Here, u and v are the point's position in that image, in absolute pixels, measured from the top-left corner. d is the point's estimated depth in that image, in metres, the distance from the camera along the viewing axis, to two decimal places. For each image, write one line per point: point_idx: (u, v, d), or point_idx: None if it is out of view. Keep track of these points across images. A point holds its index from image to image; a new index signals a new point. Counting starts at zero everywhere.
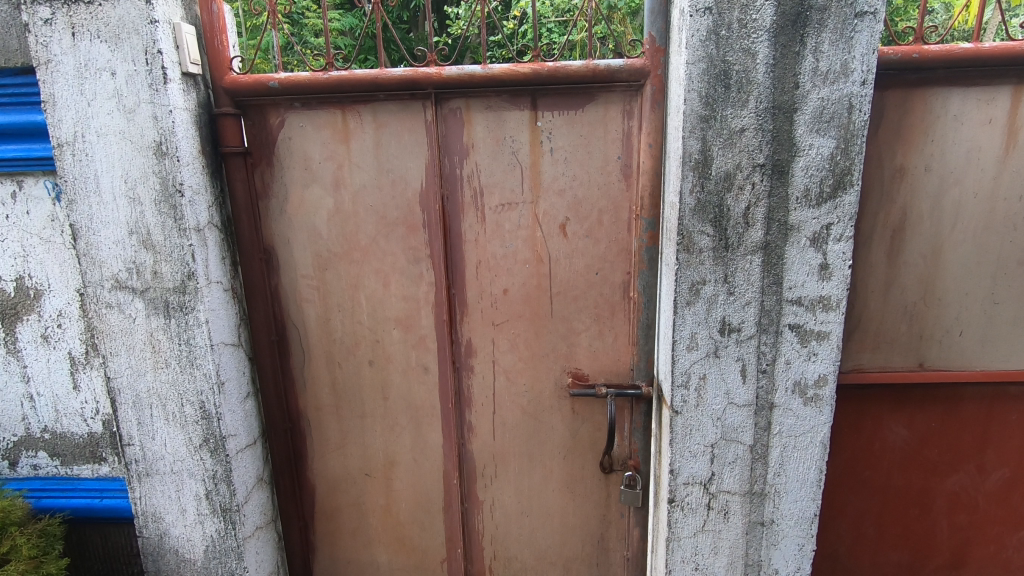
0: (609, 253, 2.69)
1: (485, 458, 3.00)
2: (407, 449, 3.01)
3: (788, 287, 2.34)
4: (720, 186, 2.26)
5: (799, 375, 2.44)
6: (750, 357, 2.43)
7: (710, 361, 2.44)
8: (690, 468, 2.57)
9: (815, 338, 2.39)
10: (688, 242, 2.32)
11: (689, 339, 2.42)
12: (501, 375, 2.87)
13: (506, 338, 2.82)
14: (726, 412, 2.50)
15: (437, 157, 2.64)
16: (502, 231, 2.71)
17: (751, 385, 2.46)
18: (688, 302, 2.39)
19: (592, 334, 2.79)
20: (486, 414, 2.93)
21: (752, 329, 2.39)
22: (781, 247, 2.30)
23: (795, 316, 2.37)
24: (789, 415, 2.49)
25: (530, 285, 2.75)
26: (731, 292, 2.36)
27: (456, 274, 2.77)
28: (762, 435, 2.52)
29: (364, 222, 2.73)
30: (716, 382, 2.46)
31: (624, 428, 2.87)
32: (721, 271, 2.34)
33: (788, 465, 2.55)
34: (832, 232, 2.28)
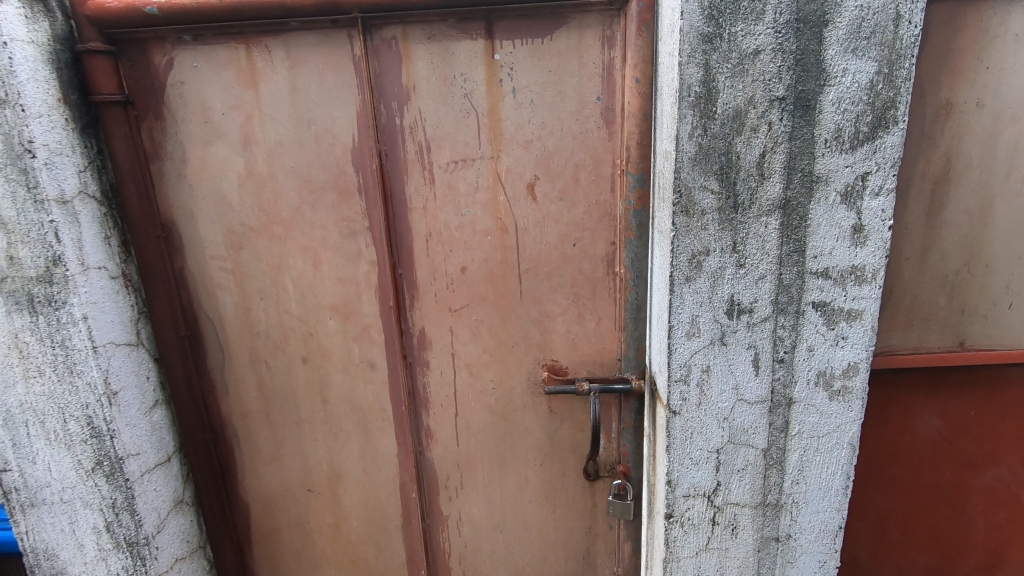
0: (588, 219, 2.18)
1: (448, 467, 2.53)
2: (356, 459, 2.54)
3: (813, 256, 1.86)
4: (727, 128, 1.76)
5: (823, 363, 1.99)
6: (764, 344, 1.97)
7: (715, 349, 1.98)
8: (691, 478, 2.13)
9: (844, 318, 1.93)
10: (687, 202, 1.83)
11: (689, 324, 1.96)
12: (462, 370, 2.39)
13: (466, 326, 2.33)
14: (734, 410, 2.05)
15: (369, 103, 2.09)
16: (456, 195, 2.19)
17: (765, 378, 2.01)
18: (687, 277, 1.91)
19: (570, 319, 2.30)
20: (446, 416, 2.46)
21: (767, 309, 1.92)
22: (804, 205, 1.81)
23: (820, 293, 1.91)
24: (810, 412, 2.05)
25: (493, 261, 2.24)
26: (741, 264, 1.88)
27: (401, 250, 2.25)
28: (778, 436, 2.08)
29: (284, 188, 2.20)
30: (723, 375, 2.01)
31: (611, 428, 2.41)
32: (729, 238, 1.86)
33: (809, 470, 2.12)
34: (869, 184, 1.79)
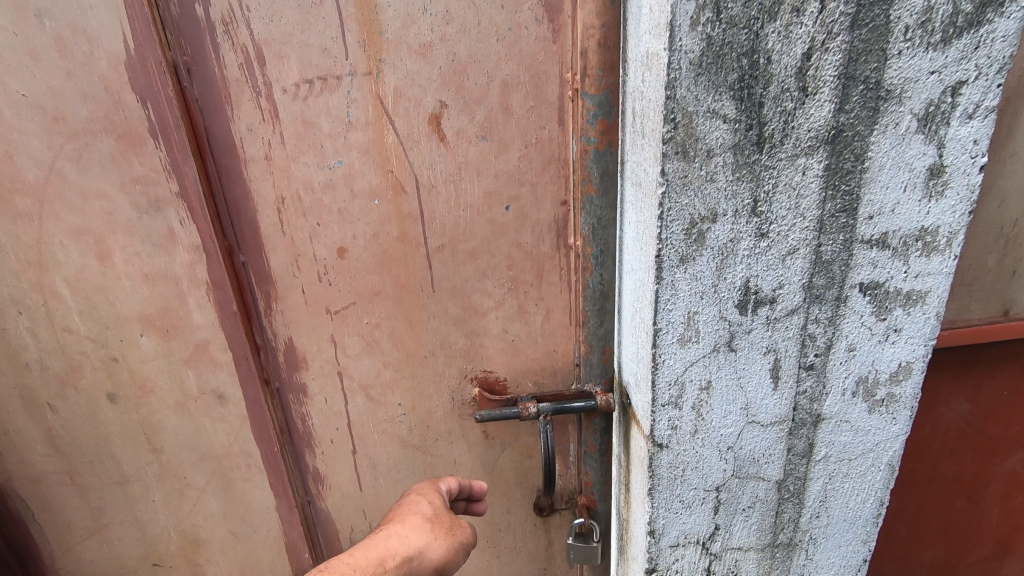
0: (526, 170, 1.44)
1: (351, 518, 1.86)
2: (218, 519, 1.82)
3: (870, 217, 1.22)
4: (750, 9, 1.05)
5: (866, 366, 1.38)
6: (788, 346, 1.35)
7: (720, 359, 1.35)
8: (682, 525, 1.56)
9: (900, 304, 1.32)
10: (684, 136, 1.13)
11: (683, 325, 1.31)
12: (357, 393, 1.66)
13: (357, 334, 1.58)
14: (742, 439, 1.46)
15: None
16: (318, 138, 1.37)
17: (785, 391, 1.40)
18: (683, 255, 1.24)
19: (507, 315, 1.60)
20: (341, 455, 1.75)
21: (795, 296, 1.30)
22: (864, 135, 1.15)
23: (872, 270, 1.28)
24: (842, 433, 1.47)
25: (388, 236, 1.47)
26: (762, 231, 1.23)
27: (242, 229, 1.44)
28: (798, 463, 1.50)
29: (22, 134, 1.32)
30: (729, 391, 1.39)
31: (569, 451, 1.79)
32: (748, 193, 1.19)
33: (834, 503, 1.57)
34: (963, 101, 1.13)
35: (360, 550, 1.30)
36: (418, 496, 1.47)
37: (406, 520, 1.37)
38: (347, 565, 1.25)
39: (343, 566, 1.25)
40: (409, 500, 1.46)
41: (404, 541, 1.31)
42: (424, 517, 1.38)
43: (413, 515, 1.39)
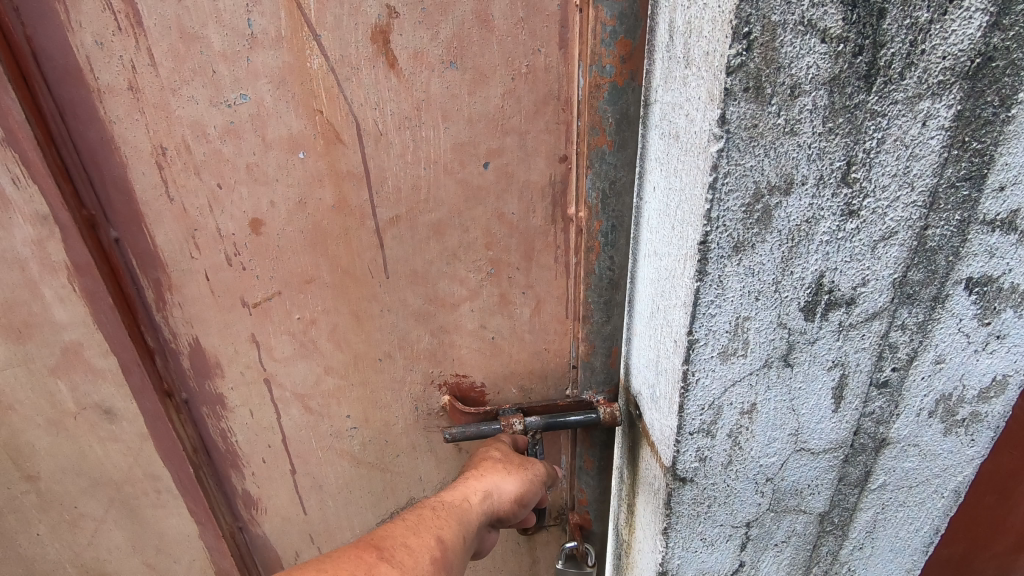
0: (512, 113, 1.03)
1: (294, 544, 1.53)
2: (127, 550, 1.47)
3: (998, 183, 0.79)
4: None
5: (950, 387, 0.98)
6: (863, 358, 0.92)
7: (770, 377, 0.92)
8: (700, 564, 1.16)
9: (1012, 304, 0.90)
10: (755, 50, 0.66)
11: (725, 336, 0.87)
12: (292, 405, 1.29)
13: (287, 333, 1.20)
14: (786, 469, 1.04)
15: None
16: (208, 59, 0.92)
17: (849, 418, 0.99)
18: (738, 241, 0.79)
19: (486, 308, 1.23)
20: (277, 477, 1.40)
21: (883, 295, 0.86)
22: (1018, 62, 0.71)
23: (986, 261, 0.86)
24: (909, 455, 1.06)
25: (323, 206, 1.07)
26: (852, 207, 0.78)
27: (107, 192, 1.01)
28: (848, 499, 1.11)
29: None
30: (776, 419, 0.97)
31: (561, 463, 1.50)
32: (841, 149, 0.74)
33: (881, 547, 1.21)
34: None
35: (444, 495, 1.17)
36: (489, 439, 1.28)
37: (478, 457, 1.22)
38: (434, 505, 1.14)
39: (432, 506, 1.14)
40: (480, 445, 1.27)
41: (481, 479, 1.16)
42: (498, 457, 1.20)
43: (488, 456, 1.21)
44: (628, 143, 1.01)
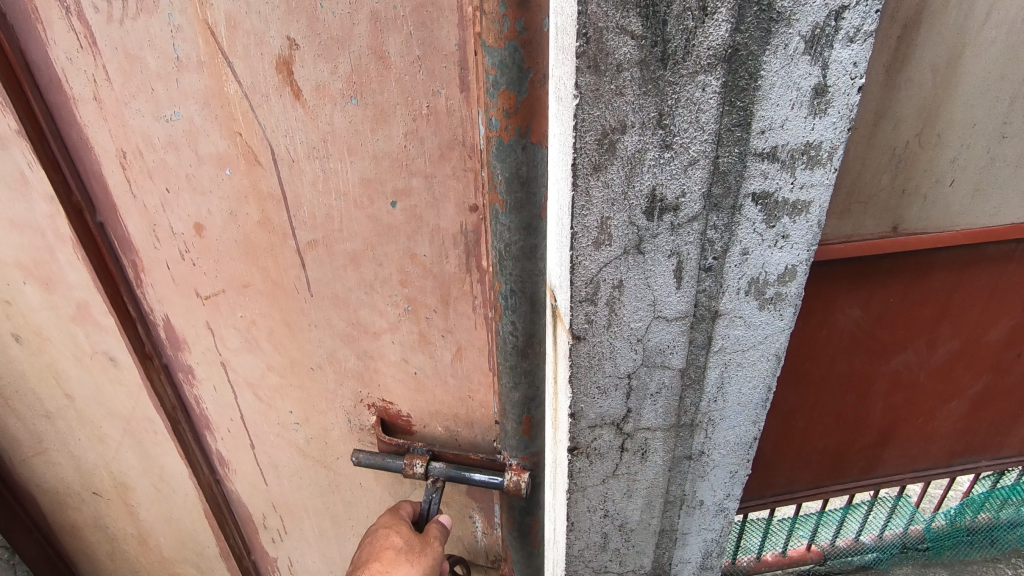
0: (416, 155, 0.96)
1: (261, 507, 1.68)
2: (141, 472, 1.74)
3: (755, 127, 0.71)
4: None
5: (759, 272, 0.83)
6: (692, 250, 0.79)
7: (626, 265, 0.79)
8: (595, 408, 0.93)
9: (787, 211, 0.78)
10: (584, 35, 0.62)
11: (581, 231, 0.76)
12: (245, 390, 1.40)
13: (234, 327, 1.29)
14: (650, 337, 0.87)
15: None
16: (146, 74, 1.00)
17: (682, 296, 0.84)
18: (591, 165, 0.71)
19: (407, 342, 1.19)
20: (242, 447, 1.54)
21: (698, 201, 0.75)
22: (752, 50, 0.65)
23: (772, 164, 0.74)
24: (733, 327, 0.88)
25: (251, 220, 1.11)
26: (668, 133, 0.70)
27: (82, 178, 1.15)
28: (694, 356, 0.91)
29: None
30: (635, 294, 0.82)
31: (496, 511, 1.42)
32: (654, 104, 0.68)
33: (727, 415, 0.99)
34: (847, 18, 0.64)
35: None
36: (384, 528, 1.21)
37: (375, 555, 1.13)
38: None
39: None
40: (376, 533, 1.21)
41: None
42: (397, 552, 1.14)
43: (385, 551, 1.14)
44: (520, 203, 0.88)
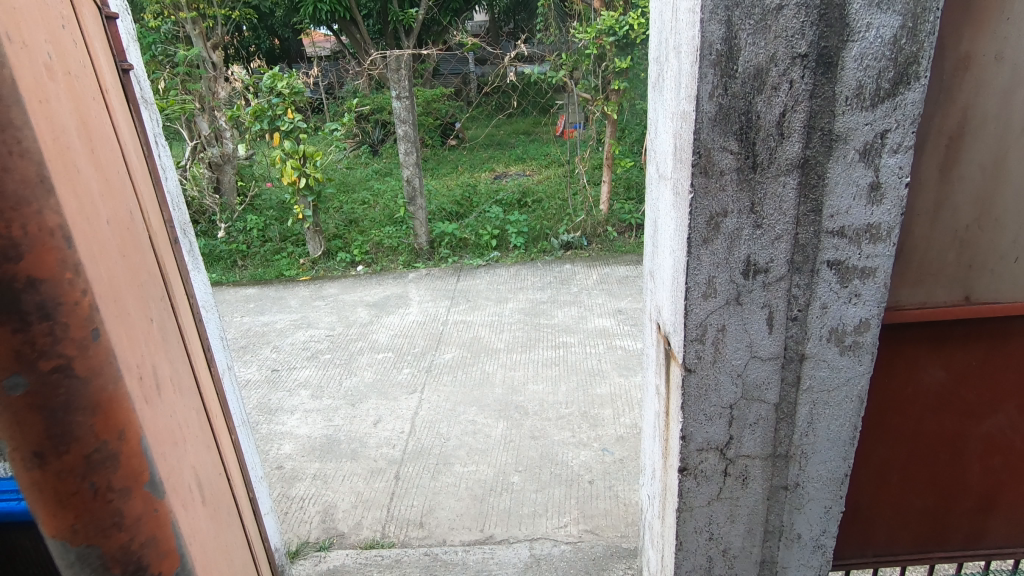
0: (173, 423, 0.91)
1: None
2: None
3: (826, 213, 1.02)
4: (760, 41, 0.92)
5: (838, 323, 1.09)
6: (780, 303, 1.08)
7: (731, 314, 1.09)
8: (704, 434, 1.18)
9: (857, 276, 1.06)
10: (698, 153, 0.98)
11: (697, 287, 1.07)
12: None
13: None
14: (749, 373, 1.13)
15: (113, 17, 1.11)
16: (113, 191, 0.87)
17: (777, 341, 1.10)
18: (700, 241, 1.04)
19: None
20: None
21: (785, 268, 1.05)
22: (820, 159, 0.98)
23: (839, 246, 1.04)
24: (819, 369, 1.13)
25: (173, 386, 0.94)
26: (759, 220, 1.02)
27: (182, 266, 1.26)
28: (789, 394, 1.15)
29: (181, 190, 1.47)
30: (738, 339, 1.10)
31: None
32: (747, 193, 1.00)
33: (819, 449, 1.20)
34: (890, 138, 0.97)
35: None
36: None
37: None
38: None
39: None
40: None
41: None
42: None
43: None
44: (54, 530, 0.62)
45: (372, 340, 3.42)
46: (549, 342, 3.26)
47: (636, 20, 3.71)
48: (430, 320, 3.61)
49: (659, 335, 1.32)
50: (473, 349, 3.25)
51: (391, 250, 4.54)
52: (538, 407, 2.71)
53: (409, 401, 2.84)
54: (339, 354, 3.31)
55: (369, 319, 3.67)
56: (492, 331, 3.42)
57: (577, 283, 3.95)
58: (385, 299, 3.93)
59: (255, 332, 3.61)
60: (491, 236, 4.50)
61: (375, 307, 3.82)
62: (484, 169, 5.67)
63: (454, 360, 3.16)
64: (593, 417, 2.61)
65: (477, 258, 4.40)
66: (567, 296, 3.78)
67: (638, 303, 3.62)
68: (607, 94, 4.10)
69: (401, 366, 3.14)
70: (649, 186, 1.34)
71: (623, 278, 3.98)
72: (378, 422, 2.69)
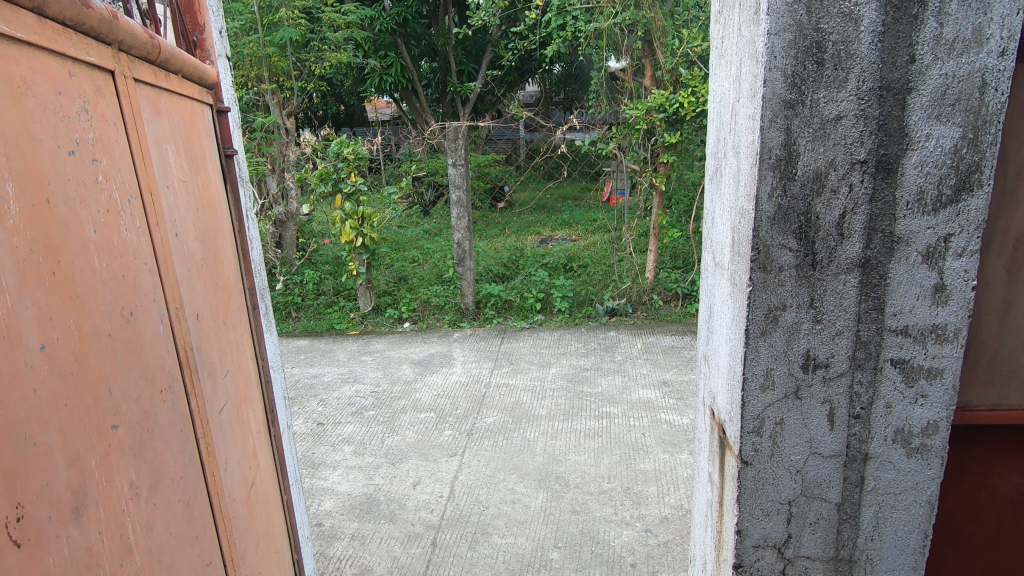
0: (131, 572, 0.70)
1: None
2: None
3: (888, 312, 1.01)
4: (819, 148, 0.96)
5: (903, 424, 1.06)
6: (842, 399, 1.06)
7: (790, 407, 1.07)
8: (761, 529, 1.14)
9: (922, 376, 1.04)
10: (757, 249, 1.01)
11: (754, 378, 1.07)
12: None
13: None
14: (809, 470, 1.10)
15: (223, 112, 1.29)
16: (104, 289, 0.70)
17: (838, 437, 1.08)
18: (759, 333, 1.04)
19: None
20: None
21: (844, 365, 1.04)
22: (882, 259, 0.99)
23: (902, 346, 1.03)
24: (884, 470, 1.09)
25: (149, 485, 0.75)
26: (819, 316, 1.03)
27: (254, 328, 1.35)
28: (852, 495, 1.11)
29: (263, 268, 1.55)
30: (798, 434, 1.08)
31: None
32: (806, 291, 1.02)
33: (886, 555, 1.14)
34: (954, 243, 0.98)
35: None
36: None
37: None
38: None
39: None
40: None
41: None
42: None
43: None
44: None
45: (416, 399, 3.46)
46: (591, 411, 3.22)
47: (686, 98, 3.83)
48: (473, 382, 3.63)
49: (713, 422, 1.31)
50: (515, 414, 3.23)
51: (438, 308, 4.64)
52: (579, 480, 2.65)
53: (449, 464, 2.83)
54: (383, 411, 3.35)
55: (413, 377, 3.73)
56: (534, 396, 3.41)
57: (621, 351, 3.92)
58: (429, 357, 4.00)
59: (304, 383, 3.71)
60: (536, 299, 4.55)
61: (420, 365, 3.88)
62: (531, 233, 5.80)
63: (496, 425, 3.14)
64: (636, 494, 2.53)
65: (521, 320, 4.46)
66: (610, 364, 3.75)
67: (684, 376, 3.55)
68: (656, 166, 4.17)
69: (443, 427, 3.15)
70: (705, 273, 1.37)
71: (669, 348, 3.93)
72: (418, 484, 2.69)
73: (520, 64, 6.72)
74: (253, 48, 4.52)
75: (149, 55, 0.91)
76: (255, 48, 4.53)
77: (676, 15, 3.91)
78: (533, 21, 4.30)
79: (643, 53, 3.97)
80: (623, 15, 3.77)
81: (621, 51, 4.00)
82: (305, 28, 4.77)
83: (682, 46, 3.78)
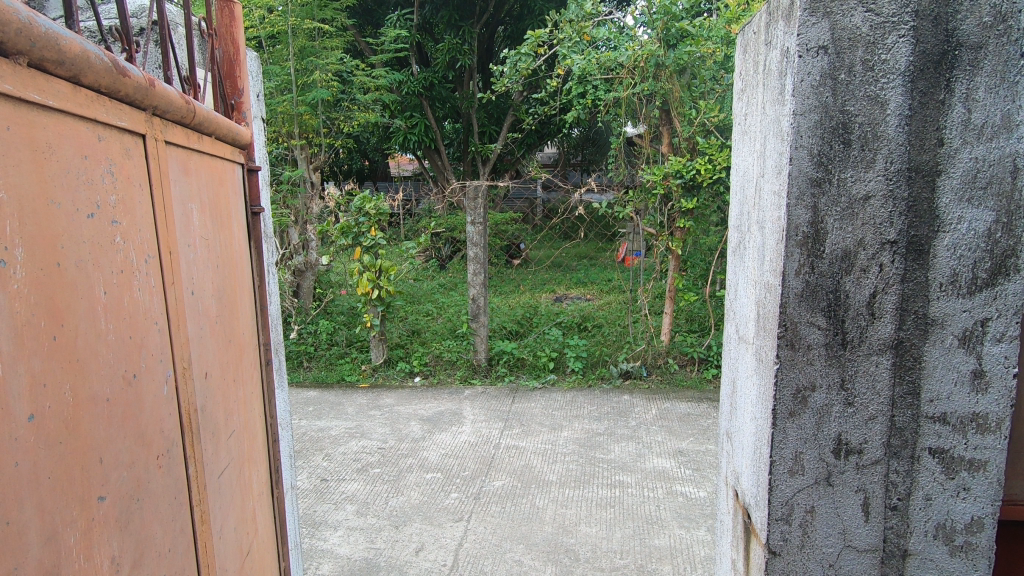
0: None
1: None
2: None
3: (925, 397, 0.97)
4: (847, 227, 0.95)
5: (943, 518, 0.99)
6: (877, 489, 1.00)
7: (823, 495, 1.01)
8: None
9: (964, 468, 0.98)
10: (785, 326, 0.98)
11: (781, 462, 1.01)
12: None
13: None
14: (842, 564, 1.02)
15: (253, 170, 1.33)
16: (108, 352, 0.69)
17: (874, 528, 1.01)
18: (789, 414, 1.00)
19: None
20: None
21: (878, 452, 0.99)
22: (915, 342, 0.96)
23: (940, 435, 0.97)
24: (925, 569, 1.01)
25: (132, 562, 0.71)
26: (850, 400, 0.98)
27: (265, 386, 1.33)
28: None
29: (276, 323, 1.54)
30: (831, 524, 1.01)
31: None
32: (836, 371, 0.98)
33: None
34: (992, 326, 0.95)
35: None
36: None
37: None
38: None
39: None
40: None
41: None
42: None
43: None
44: None
45: (423, 458, 3.36)
46: (604, 479, 3.09)
47: (703, 166, 3.90)
48: (482, 442, 3.53)
49: (737, 505, 1.24)
50: (525, 479, 3.12)
51: (450, 363, 4.59)
52: (590, 554, 2.51)
53: (454, 530, 2.71)
54: (389, 469, 3.26)
55: (421, 434, 3.64)
56: (544, 461, 3.29)
57: (636, 417, 3.80)
58: (439, 414, 3.91)
59: (311, 437, 3.64)
60: (549, 358, 4.49)
61: (429, 422, 3.80)
62: (546, 290, 5.77)
63: (504, 490, 3.02)
64: (650, 573, 2.39)
65: (533, 379, 4.40)
66: (625, 430, 3.63)
67: (702, 445, 3.42)
68: (672, 231, 4.19)
69: (449, 489, 3.04)
70: (728, 346, 1.34)
71: (684, 415, 3.81)
72: (420, 550, 2.56)
73: (540, 128, 6.95)
74: (286, 106, 4.71)
75: (184, 119, 0.95)
76: (288, 106, 4.72)
77: (693, 86, 4.02)
78: (555, 89, 4.41)
79: (660, 122, 4.07)
80: (643, 86, 3.89)
81: (639, 119, 4.10)
82: (337, 90, 4.98)
83: (699, 116, 3.90)
